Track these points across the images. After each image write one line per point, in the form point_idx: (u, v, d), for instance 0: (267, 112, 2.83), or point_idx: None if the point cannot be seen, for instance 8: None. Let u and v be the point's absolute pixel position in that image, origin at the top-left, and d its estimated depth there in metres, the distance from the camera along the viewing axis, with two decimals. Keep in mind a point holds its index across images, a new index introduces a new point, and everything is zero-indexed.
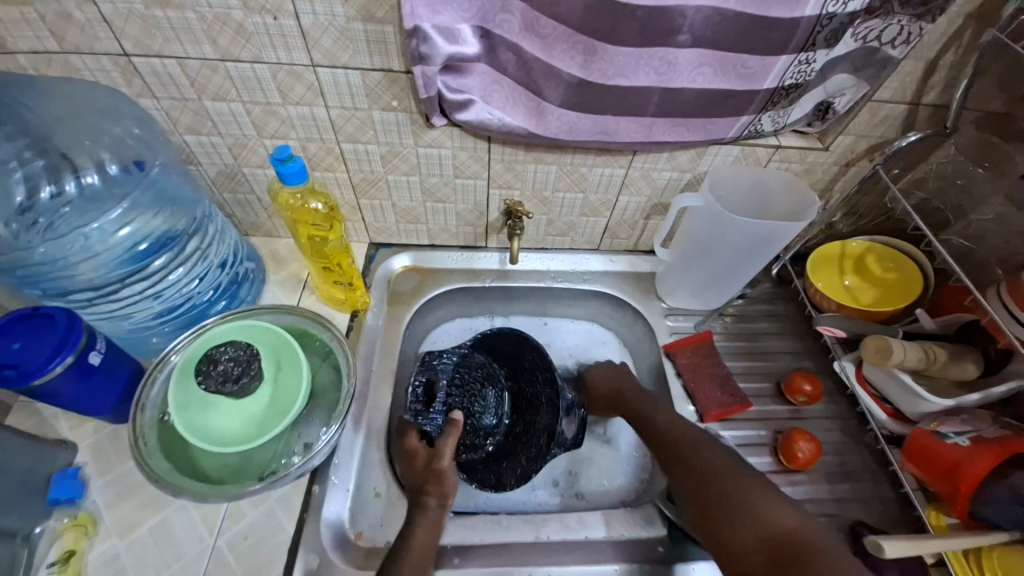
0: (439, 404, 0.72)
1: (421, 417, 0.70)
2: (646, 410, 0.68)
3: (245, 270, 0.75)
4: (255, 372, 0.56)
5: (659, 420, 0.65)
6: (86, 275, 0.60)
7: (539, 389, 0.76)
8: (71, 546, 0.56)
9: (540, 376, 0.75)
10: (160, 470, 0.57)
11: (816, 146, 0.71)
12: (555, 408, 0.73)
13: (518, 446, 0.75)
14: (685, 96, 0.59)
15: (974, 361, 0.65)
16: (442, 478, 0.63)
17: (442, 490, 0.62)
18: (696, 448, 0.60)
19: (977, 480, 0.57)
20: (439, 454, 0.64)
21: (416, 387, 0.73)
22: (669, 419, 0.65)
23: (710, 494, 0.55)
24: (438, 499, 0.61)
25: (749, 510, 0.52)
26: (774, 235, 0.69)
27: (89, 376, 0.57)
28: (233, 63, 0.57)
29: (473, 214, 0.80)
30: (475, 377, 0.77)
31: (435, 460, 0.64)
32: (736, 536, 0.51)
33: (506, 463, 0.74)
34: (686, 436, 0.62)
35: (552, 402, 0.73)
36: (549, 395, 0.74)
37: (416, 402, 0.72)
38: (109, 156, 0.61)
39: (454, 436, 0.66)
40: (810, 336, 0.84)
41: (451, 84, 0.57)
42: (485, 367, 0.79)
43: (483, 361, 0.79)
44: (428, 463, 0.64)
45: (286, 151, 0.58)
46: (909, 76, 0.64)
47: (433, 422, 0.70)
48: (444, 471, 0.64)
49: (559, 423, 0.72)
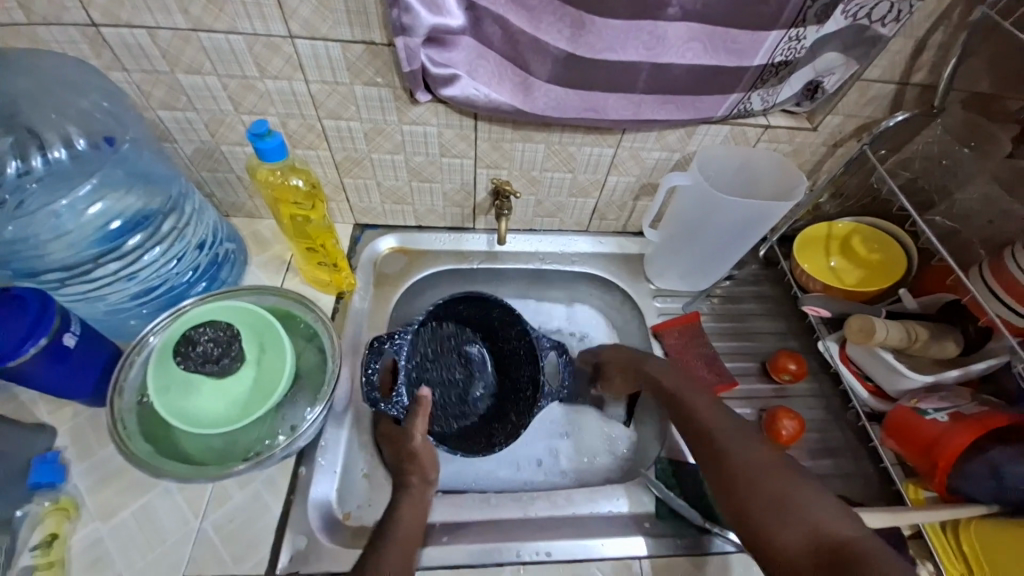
0: (402, 388, 0.67)
1: (383, 404, 0.64)
2: (686, 399, 0.65)
3: (225, 252, 0.74)
4: (236, 353, 0.55)
5: (698, 412, 0.63)
6: (56, 255, 0.59)
7: (517, 346, 0.76)
8: (53, 529, 0.55)
9: (516, 334, 0.75)
10: (141, 454, 0.57)
11: (805, 126, 0.70)
12: (534, 359, 0.73)
13: (509, 406, 0.76)
14: (674, 72, 0.59)
15: (953, 339, 0.67)
16: (418, 456, 0.62)
17: (422, 470, 0.61)
18: (740, 443, 0.58)
19: (957, 454, 0.59)
20: (410, 436, 0.63)
21: (372, 375, 0.64)
22: (712, 412, 0.63)
23: (758, 488, 0.53)
24: (420, 479, 0.61)
25: (799, 508, 0.50)
26: (760, 214, 0.69)
27: (64, 359, 0.56)
28: (206, 33, 0.55)
29: (460, 194, 0.78)
30: (448, 349, 0.79)
31: (408, 442, 0.63)
32: (786, 538, 0.49)
33: (497, 428, 0.75)
34: (730, 431, 0.60)
35: (530, 354, 0.74)
36: (526, 350, 0.74)
37: (375, 389, 0.64)
38: (76, 130, 0.58)
39: (423, 415, 0.64)
40: (795, 317, 0.85)
41: (435, 58, 0.55)
42: (456, 338, 0.79)
43: (451, 331, 0.79)
44: (401, 445, 0.64)
45: (264, 126, 0.56)
46: (898, 55, 0.63)
47: (399, 406, 0.65)
48: (419, 451, 0.62)
49: (541, 373, 0.71)
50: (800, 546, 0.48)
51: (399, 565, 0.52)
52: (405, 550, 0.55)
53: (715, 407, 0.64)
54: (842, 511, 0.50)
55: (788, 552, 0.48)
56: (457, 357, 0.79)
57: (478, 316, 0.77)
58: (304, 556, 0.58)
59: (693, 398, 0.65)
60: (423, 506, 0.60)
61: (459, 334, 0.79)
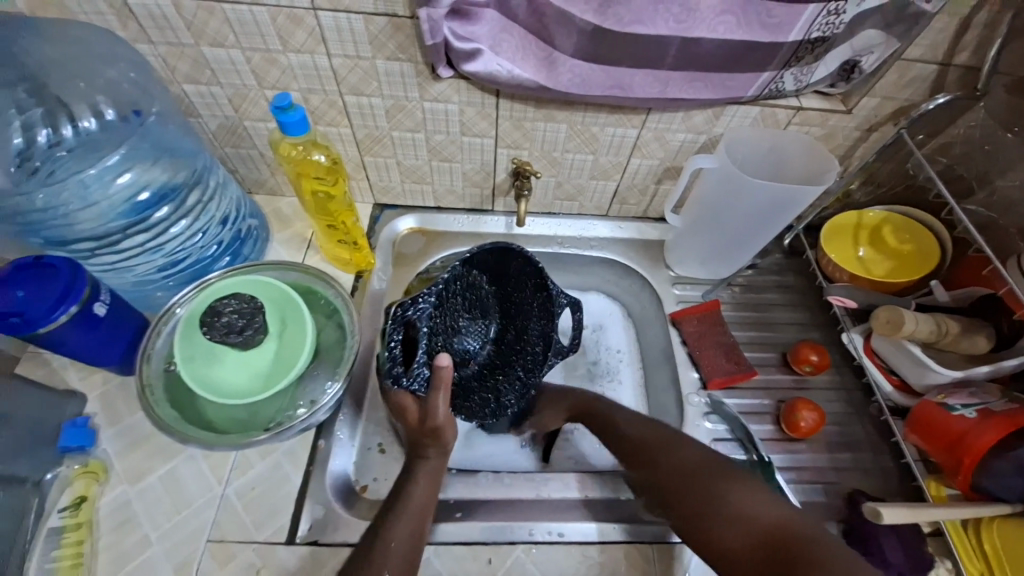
0: (421, 357, 0.60)
1: (404, 378, 0.58)
2: (617, 422, 0.65)
3: (248, 227, 0.75)
4: (259, 325, 0.56)
5: (627, 431, 0.63)
6: (86, 224, 0.60)
7: (529, 297, 0.71)
8: (82, 492, 0.57)
9: (530, 286, 0.70)
10: (168, 420, 0.58)
11: (838, 109, 0.67)
12: (549, 314, 0.68)
13: (512, 358, 0.73)
14: (704, 48, 0.57)
15: (986, 335, 0.64)
16: (438, 433, 0.57)
17: (441, 443, 0.58)
18: (665, 451, 0.58)
19: (985, 450, 0.57)
20: (433, 411, 0.56)
21: (392, 346, 0.58)
22: (638, 428, 0.63)
23: (689, 498, 0.53)
24: (437, 452, 0.59)
25: (727, 513, 0.50)
26: (788, 198, 0.67)
27: (94, 326, 0.57)
28: (231, 5, 0.55)
29: (479, 175, 0.78)
30: (454, 296, 0.67)
31: (429, 417, 0.57)
32: (726, 546, 0.50)
33: (505, 384, 0.72)
34: (655, 443, 0.60)
35: (546, 310, 0.69)
36: (542, 304, 0.69)
37: (396, 362, 0.58)
38: (105, 101, 0.60)
39: (445, 390, 0.57)
40: (818, 308, 0.83)
41: (458, 32, 0.55)
42: (464, 282, 0.68)
43: (461, 274, 0.67)
44: (421, 420, 0.57)
45: (287, 99, 0.56)
46: (941, 34, 0.60)
47: (419, 378, 0.59)
48: (442, 427, 0.57)
49: (555, 330, 0.68)
50: (739, 554, 0.49)
51: (406, 541, 0.52)
52: (417, 522, 0.54)
53: (641, 423, 0.63)
54: (770, 499, 0.51)
55: (730, 562, 0.49)
56: (462, 303, 0.70)
57: (496, 262, 0.68)
58: (323, 525, 0.59)
59: (618, 417, 0.65)
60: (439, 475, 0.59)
61: (468, 275, 0.68)
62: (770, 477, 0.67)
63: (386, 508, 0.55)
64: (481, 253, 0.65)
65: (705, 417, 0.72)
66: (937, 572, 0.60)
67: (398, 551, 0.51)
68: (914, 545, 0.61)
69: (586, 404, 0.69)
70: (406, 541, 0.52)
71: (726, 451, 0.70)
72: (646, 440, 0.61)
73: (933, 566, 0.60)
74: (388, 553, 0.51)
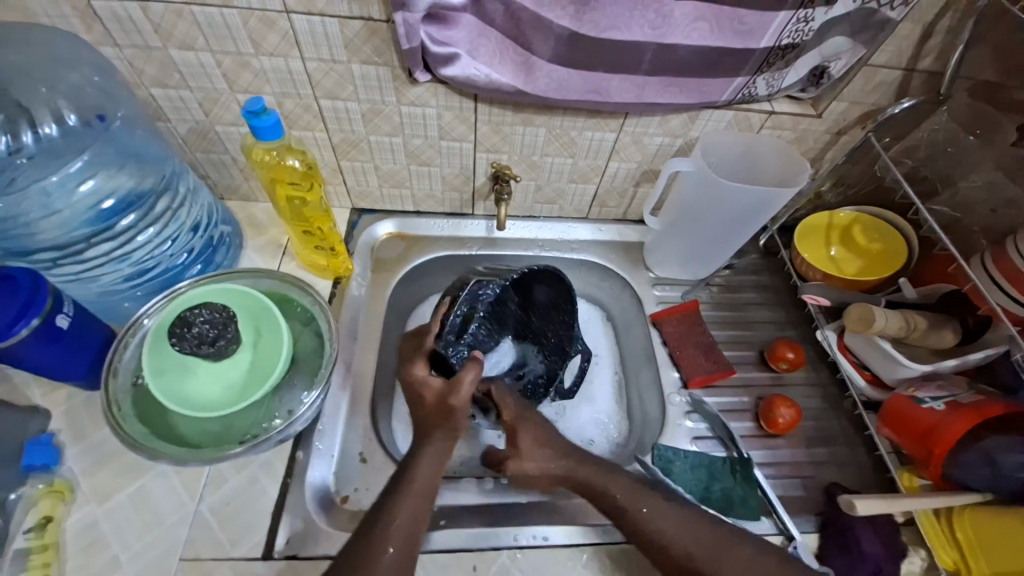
0: (468, 338, 0.67)
1: (449, 347, 0.65)
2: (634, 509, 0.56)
3: (220, 234, 0.73)
4: (232, 336, 0.55)
5: (638, 508, 0.56)
6: (48, 234, 0.58)
7: (550, 328, 0.76)
8: (48, 512, 0.55)
9: (556, 317, 0.76)
10: (136, 436, 0.56)
11: (809, 113, 0.69)
12: (562, 352, 0.76)
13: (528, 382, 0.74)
14: (680, 54, 0.58)
15: (952, 330, 0.66)
16: (451, 414, 0.58)
17: (450, 425, 0.58)
18: (692, 533, 0.54)
19: (955, 440, 0.60)
20: (457, 389, 0.59)
21: (454, 316, 0.66)
22: (652, 504, 0.56)
23: None
24: (444, 434, 0.58)
25: None
26: (762, 201, 0.69)
27: (58, 340, 0.55)
28: (200, 7, 0.53)
29: (459, 179, 0.77)
30: (500, 311, 0.71)
31: (450, 396, 0.59)
32: None
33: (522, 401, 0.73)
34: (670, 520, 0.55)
35: (563, 347, 0.76)
36: (559, 341, 0.77)
37: (451, 331, 0.65)
38: (67, 105, 0.57)
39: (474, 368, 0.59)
40: (794, 306, 0.85)
41: (435, 36, 0.54)
42: (502, 299, 0.69)
43: (508, 288, 0.69)
44: (442, 398, 0.59)
45: (259, 103, 0.55)
46: (906, 40, 0.62)
47: (460, 353, 0.66)
48: (457, 408, 0.58)
49: (561, 369, 0.75)
50: None
51: (408, 518, 0.52)
52: (421, 506, 0.53)
53: (651, 495, 0.57)
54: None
55: None
56: (493, 317, 0.70)
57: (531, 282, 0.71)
58: (301, 539, 0.57)
59: (618, 488, 0.58)
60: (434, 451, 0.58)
61: (517, 288, 0.70)
62: (750, 474, 0.67)
63: (389, 488, 0.54)
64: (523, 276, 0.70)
65: (685, 416, 0.73)
66: (910, 561, 0.61)
67: (400, 530, 0.51)
68: (887, 535, 0.62)
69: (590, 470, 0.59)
70: (407, 520, 0.52)
71: (706, 448, 0.71)
72: (663, 520, 0.55)
73: (907, 555, 0.61)
74: (388, 533, 0.50)
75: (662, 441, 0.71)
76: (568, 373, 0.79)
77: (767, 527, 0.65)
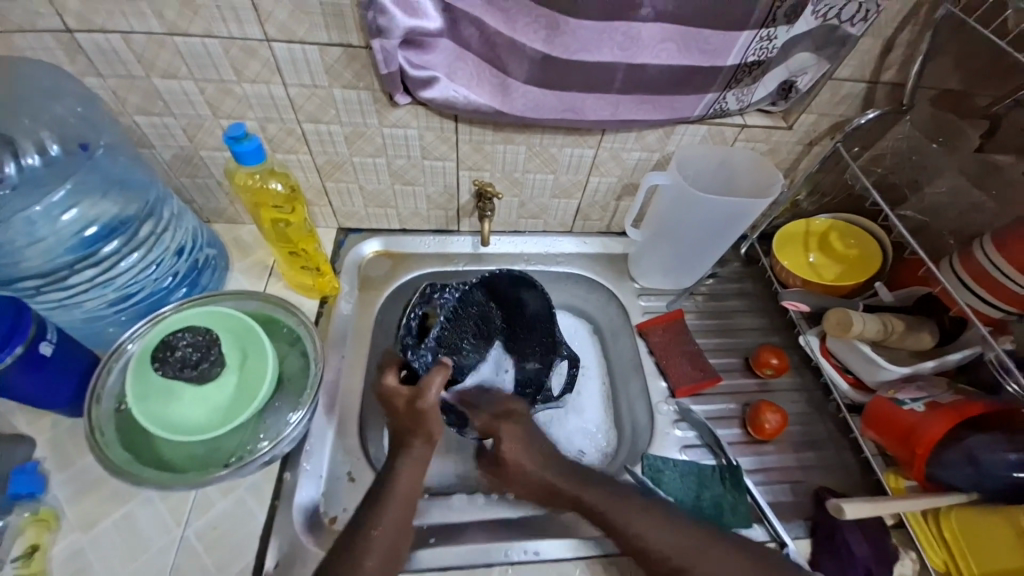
0: (431, 341, 0.69)
1: (411, 351, 0.67)
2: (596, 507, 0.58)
3: (205, 257, 0.73)
4: (216, 358, 0.55)
5: (612, 514, 0.57)
6: (32, 261, 0.58)
7: (534, 338, 0.78)
8: (34, 541, 0.54)
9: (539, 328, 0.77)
10: (120, 462, 0.56)
11: (780, 125, 0.71)
12: (548, 360, 0.77)
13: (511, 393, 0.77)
14: (651, 73, 0.60)
15: (929, 331, 0.68)
16: (423, 417, 0.60)
17: (426, 431, 0.59)
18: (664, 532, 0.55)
19: (934, 442, 0.61)
20: (424, 392, 0.60)
21: (411, 321, 0.68)
22: (624, 510, 0.57)
23: None
24: (422, 441, 0.59)
25: None
26: (738, 212, 0.70)
27: (41, 367, 0.55)
28: (182, 38, 0.55)
29: (444, 197, 0.79)
30: (469, 317, 0.75)
31: (417, 400, 0.60)
32: None
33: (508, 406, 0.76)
34: (643, 519, 0.56)
35: (547, 356, 0.77)
36: (546, 348, 0.77)
37: (409, 335, 0.68)
38: (50, 136, 0.58)
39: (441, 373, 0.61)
40: (777, 313, 0.86)
41: (412, 60, 0.56)
42: (481, 309, 0.76)
43: (477, 300, 0.75)
44: (411, 402, 0.61)
45: (242, 129, 0.57)
46: (867, 54, 0.64)
47: (422, 359, 0.68)
48: (428, 412, 0.60)
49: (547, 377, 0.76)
50: None
51: (394, 524, 0.53)
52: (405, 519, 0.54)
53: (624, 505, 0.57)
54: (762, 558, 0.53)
55: None
56: (472, 326, 0.76)
57: (513, 289, 0.74)
58: (289, 561, 0.57)
59: (591, 495, 0.59)
60: (420, 469, 0.58)
61: (483, 304, 0.76)
62: (739, 480, 0.67)
63: (373, 500, 0.55)
64: (495, 280, 0.73)
65: (673, 425, 0.73)
66: (900, 563, 0.62)
67: (382, 537, 0.52)
68: (876, 537, 0.62)
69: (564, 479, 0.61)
70: (392, 525, 0.53)
71: (696, 457, 0.71)
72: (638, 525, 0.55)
73: (897, 558, 0.62)
74: (370, 542, 0.51)
75: (650, 451, 0.71)
76: (557, 378, 0.79)
77: (759, 534, 0.65)
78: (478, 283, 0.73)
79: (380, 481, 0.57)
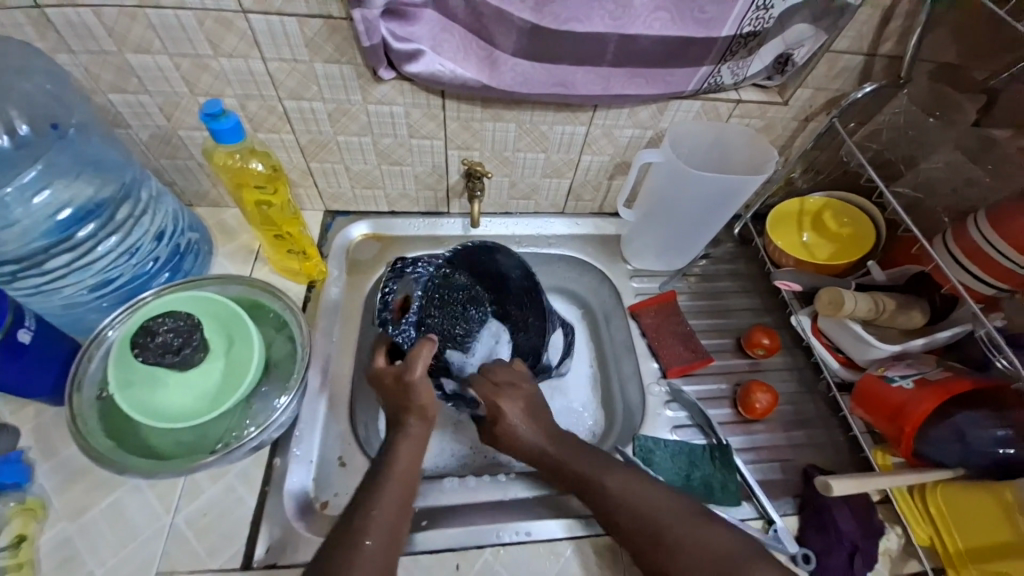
0: (410, 316, 0.67)
1: (393, 327, 0.66)
2: (575, 468, 0.59)
3: (188, 241, 0.71)
4: (198, 343, 0.53)
5: (594, 473, 0.58)
6: (4, 246, 0.56)
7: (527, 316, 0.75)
8: (20, 531, 0.53)
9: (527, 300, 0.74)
10: (104, 450, 0.55)
11: (776, 101, 0.70)
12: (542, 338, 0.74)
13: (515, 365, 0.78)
14: (643, 45, 0.58)
15: (920, 310, 0.68)
16: (420, 392, 0.60)
17: (421, 407, 0.60)
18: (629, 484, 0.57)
19: (922, 420, 0.60)
20: (411, 366, 0.60)
21: (385, 295, 0.67)
22: (600, 469, 0.59)
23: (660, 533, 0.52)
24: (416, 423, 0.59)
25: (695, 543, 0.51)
26: (731, 189, 0.69)
27: (18, 355, 0.53)
28: (152, 9, 0.52)
29: (432, 177, 0.77)
30: (456, 300, 0.76)
31: (406, 374, 0.60)
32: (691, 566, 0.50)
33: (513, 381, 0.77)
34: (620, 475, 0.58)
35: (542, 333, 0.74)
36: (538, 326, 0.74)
37: (387, 310, 0.67)
38: (18, 116, 0.56)
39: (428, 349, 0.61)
40: (769, 293, 0.86)
41: (395, 32, 0.54)
42: (466, 292, 0.77)
43: (466, 284, 0.77)
44: (400, 377, 0.60)
45: (218, 106, 0.54)
46: (865, 25, 0.62)
47: (406, 334, 0.66)
48: (419, 386, 0.60)
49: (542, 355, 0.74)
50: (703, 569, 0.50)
51: (392, 506, 0.52)
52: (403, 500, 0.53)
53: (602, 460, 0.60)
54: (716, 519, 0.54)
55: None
56: (460, 308, 0.77)
57: (486, 254, 0.71)
58: (282, 546, 0.56)
59: (613, 480, 0.57)
60: (411, 453, 0.58)
61: (469, 287, 0.77)
62: (730, 459, 0.68)
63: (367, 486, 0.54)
64: (464, 254, 0.72)
65: (665, 406, 0.73)
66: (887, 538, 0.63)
67: (380, 522, 0.50)
68: (863, 513, 0.63)
69: (566, 464, 0.60)
70: (389, 510, 0.52)
71: (686, 437, 0.71)
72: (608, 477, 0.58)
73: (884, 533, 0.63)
74: (370, 521, 0.50)
75: (642, 432, 0.71)
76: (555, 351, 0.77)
77: (748, 513, 0.65)
78: (446, 259, 0.72)
79: (375, 466, 0.56)
